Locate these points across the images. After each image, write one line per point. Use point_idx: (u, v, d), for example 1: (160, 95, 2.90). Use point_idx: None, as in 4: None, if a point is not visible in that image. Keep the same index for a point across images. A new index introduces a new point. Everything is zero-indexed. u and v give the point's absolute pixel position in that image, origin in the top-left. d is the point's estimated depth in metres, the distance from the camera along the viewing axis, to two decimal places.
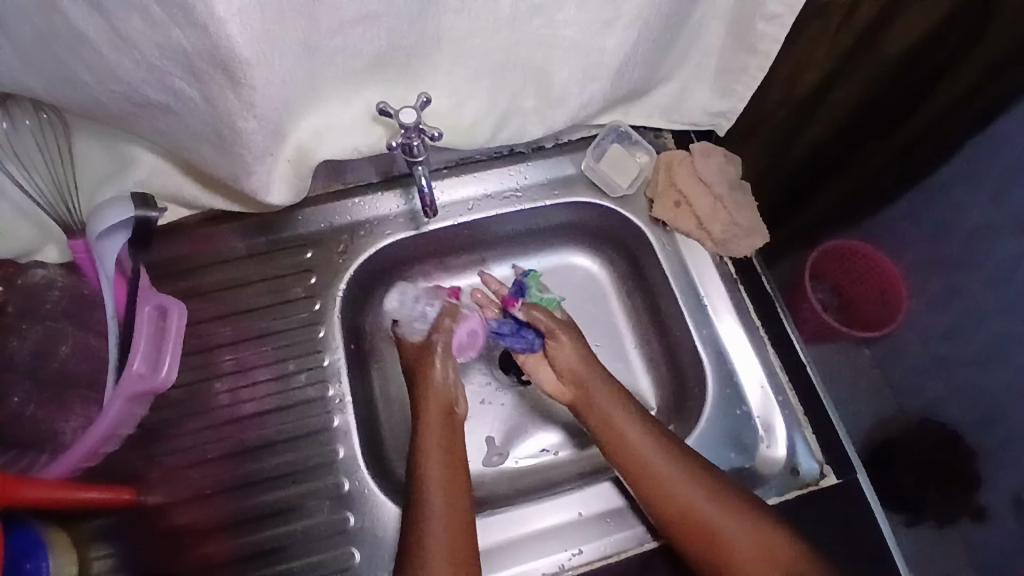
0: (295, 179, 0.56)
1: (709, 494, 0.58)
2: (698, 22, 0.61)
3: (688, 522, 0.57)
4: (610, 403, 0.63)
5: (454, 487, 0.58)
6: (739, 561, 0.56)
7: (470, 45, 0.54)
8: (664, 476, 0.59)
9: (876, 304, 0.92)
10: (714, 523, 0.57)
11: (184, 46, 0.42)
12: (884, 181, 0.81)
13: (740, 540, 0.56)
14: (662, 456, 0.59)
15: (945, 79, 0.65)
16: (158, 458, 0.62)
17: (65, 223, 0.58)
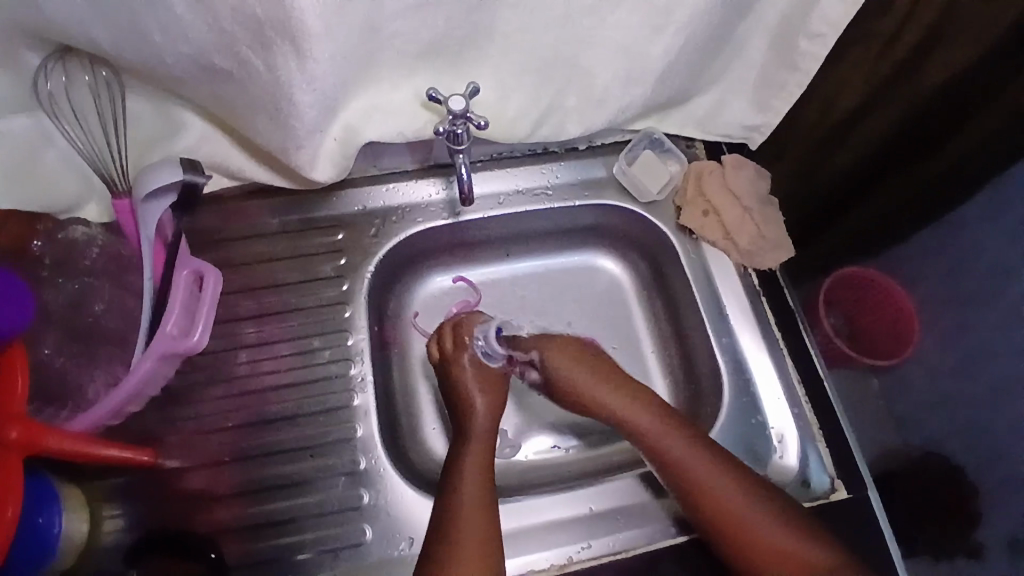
0: (340, 158, 0.57)
1: (732, 487, 0.59)
2: (742, 35, 0.63)
3: (711, 512, 0.58)
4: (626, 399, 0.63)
5: (484, 477, 0.59)
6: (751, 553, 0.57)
7: (521, 40, 0.56)
8: (704, 476, 0.59)
9: (893, 315, 0.92)
10: (752, 524, 0.57)
11: (258, 13, 0.43)
12: (900, 223, 0.83)
13: (780, 542, 0.57)
14: (699, 458, 0.60)
15: (967, 124, 0.67)
16: (177, 423, 0.63)
17: (113, 183, 0.58)
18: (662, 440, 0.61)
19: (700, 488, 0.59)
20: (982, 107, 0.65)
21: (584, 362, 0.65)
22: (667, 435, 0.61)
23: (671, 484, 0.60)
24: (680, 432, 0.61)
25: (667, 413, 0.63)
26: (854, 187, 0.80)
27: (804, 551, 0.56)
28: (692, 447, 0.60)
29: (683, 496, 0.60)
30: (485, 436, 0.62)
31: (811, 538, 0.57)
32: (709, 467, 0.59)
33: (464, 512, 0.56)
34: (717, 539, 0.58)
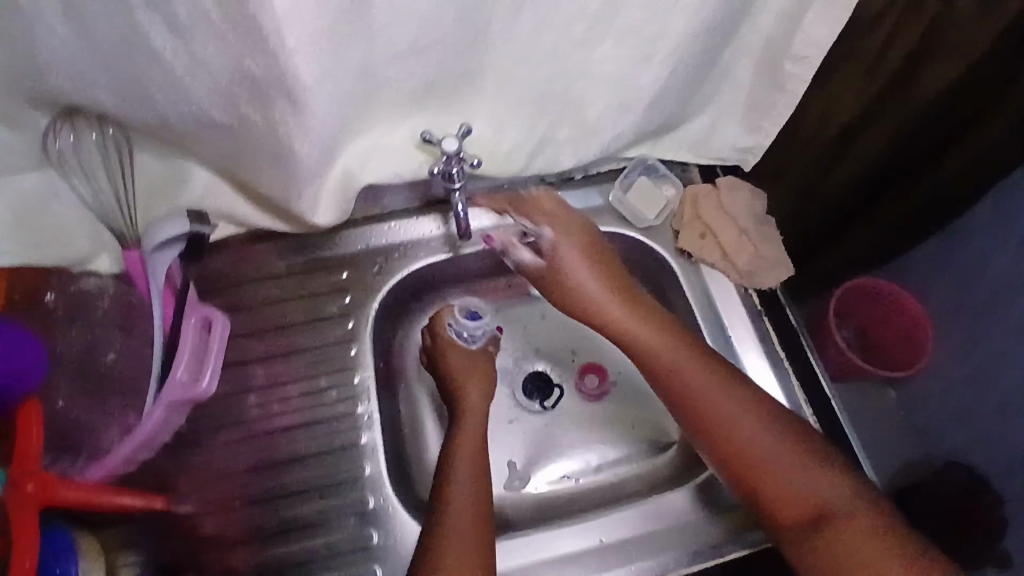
0: (341, 200, 0.59)
1: (762, 428, 0.61)
2: (729, 62, 0.64)
3: (742, 455, 0.60)
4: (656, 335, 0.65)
5: (478, 511, 0.58)
6: (783, 503, 0.58)
7: (513, 75, 0.57)
8: (734, 414, 0.61)
9: (903, 327, 0.90)
10: (785, 459, 0.59)
11: (255, 72, 0.45)
12: (905, 239, 0.82)
13: (811, 475, 0.58)
14: (732, 395, 0.62)
15: (970, 132, 0.67)
16: (189, 468, 0.64)
17: (122, 236, 0.60)
18: (693, 377, 0.63)
19: (727, 432, 0.61)
20: (982, 119, 0.65)
21: (614, 299, 0.68)
22: (697, 376, 0.63)
23: (701, 425, 0.62)
24: (714, 367, 0.63)
25: (702, 352, 0.64)
26: (855, 205, 0.79)
27: (833, 485, 0.58)
28: (722, 383, 0.62)
29: (715, 437, 0.61)
30: (475, 456, 0.63)
31: (838, 472, 0.59)
32: (740, 404, 0.62)
33: (454, 545, 0.55)
34: (748, 485, 0.60)
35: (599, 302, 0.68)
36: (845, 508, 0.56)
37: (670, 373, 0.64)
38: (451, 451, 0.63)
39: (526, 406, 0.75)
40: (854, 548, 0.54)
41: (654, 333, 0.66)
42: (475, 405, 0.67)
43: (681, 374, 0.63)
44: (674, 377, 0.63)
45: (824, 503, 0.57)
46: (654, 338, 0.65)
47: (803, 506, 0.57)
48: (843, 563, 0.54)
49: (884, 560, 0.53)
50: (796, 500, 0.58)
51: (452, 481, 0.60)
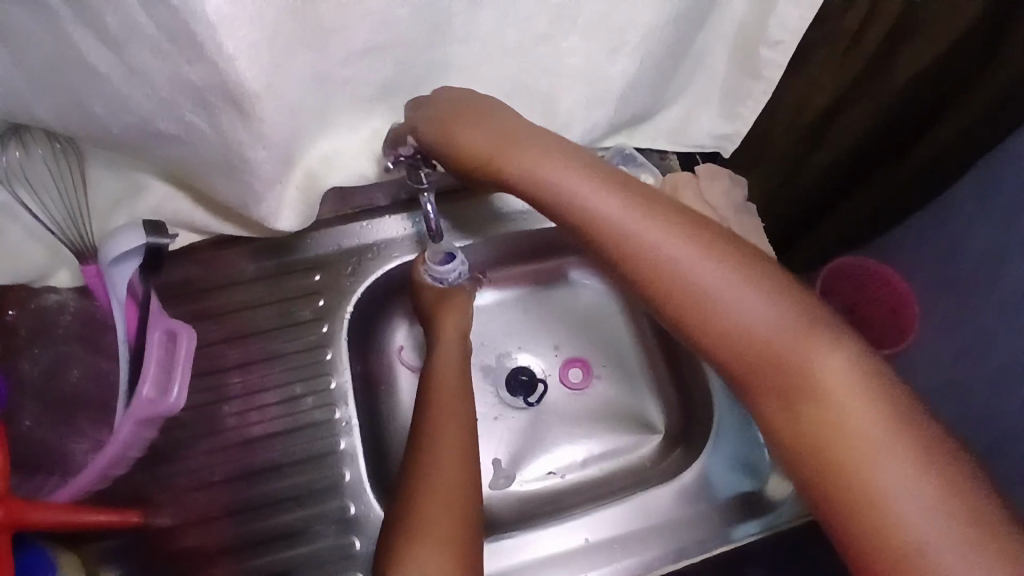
0: (303, 205, 0.57)
1: (804, 339, 0.47)
2: (702, 48, 0.62)
3: (779, 378, 0.47)
4: (656, 225, 0.49)
5: (463, 511, 0.53)
6: (841, 444, 0.44)
7: (477, 73, 0.55)
8: (728, 298, 0.48)
9: (885, 293, 0.84)
10: (793, 351, 0.47)
11: (195, 80, 0.43)
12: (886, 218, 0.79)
13: (821, 372, 0.46)
14: (725, 274, 0.48)
15: (959, 100, 0.62)
16: (164, 482, 0.62)
17: (78, 250, 0.58)
18: (670, 256, 0.48)
19: (761, 350, 0.47)
20: (959, 97, 0.62)
21: (571, 165, 0.51)
22: (709, 276, 0.48)
23: (683, 318, 0.49)
24: (698, 239, 0.49)
25: (711, 244, 0.49)
26: (836, 186, 0.77)
27: (850, 382, 0.46)
28: (710, 257, 0.48)
29: (700, 333, 0.48)
30: (455, 453, 0.56)
31: (858, 366, 0.46)
32: (733, 284, 0.48)
33: (432, 541, 0.50)
34: (793, 419, 0.47)
35: (553, 178, 0.50)
36: (864, 414, 0.44)
37: (639, 254, 0.49)
38: (432, 437, 0.57)
39: (509, 402, 0.74)
40: (870, 469, 0.43)
41: (620, 204, 0.50)
42: (449, 388, 0.61)
43: (654, 253, 0.48)
44: (646, 260, 0.49)
45: (840, 408, 0.45)
46: (622, 209, 0.49)
47: (807, 411, 0.46)
48: (854, 500, 0.43)
49: (907, 495, 0.42)
50: (802, 402, 0.46)
51: (435, 471, 0.54)
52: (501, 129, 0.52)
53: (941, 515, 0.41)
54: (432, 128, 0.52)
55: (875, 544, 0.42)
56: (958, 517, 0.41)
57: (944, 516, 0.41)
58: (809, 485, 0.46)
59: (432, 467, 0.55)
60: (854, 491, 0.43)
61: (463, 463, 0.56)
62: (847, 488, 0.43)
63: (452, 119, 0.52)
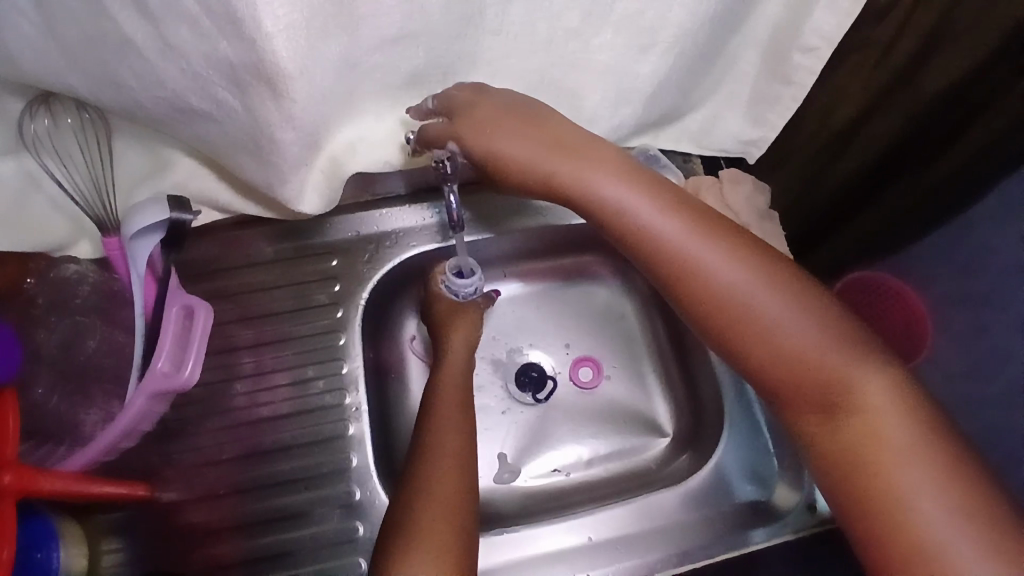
0: (327, 190, 0.57)
1: (840, 353, 0.50)
2: (733, 52, 0.62)
3: (816, 391, 0.50)
4: (708, 242, 0.53)
5: (460, 503, 0.54)
6: (875, 457, 0.47)
7: (505, 65, 0.55)
8: (775, 319, 0.51)
9: (891, 296, 0.82)
10: (834, 370, 0.50)
11: (230, 57, 0.43)
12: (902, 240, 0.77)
13: (859, 391, 0.49)
14: (774, 297, 0.51)
15: (975, 124, 0.60)
16: (174, 456, 0.63)
17: (100, 221, 0.58)
18: (723, 279, 0.52)
19: (801, 364, 0.50)
20: (981, 113, 0.59)
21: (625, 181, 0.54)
22: (753, 292, 0.52)
23: (731, 336, 0.53)
24: (750, 262, 0.52)
25: (756, 262, 0.53)
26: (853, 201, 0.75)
27: (885, 401, 0.48)
28: (758, 279, 0.52)
29: (747, 350, 0.52)
30: (453, 459, 0.56)
31: (895, 385, 0.49)
32: (781, 305, 0.51)
33: (427, 535, 0.51)
34: (829, 431, 0.50)
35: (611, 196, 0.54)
36: (897, 428, 0.47)
37: (693, 274, 0.52)
38: (433, 430, 0.58)
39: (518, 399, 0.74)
40: (899, 482, 0.46)
41: (677, 226, 0.53)
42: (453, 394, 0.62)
43: (707, 274, 0.52)
44: (699, 280, 0.52)
45: (875, 425, 0.48)
46: (680, 230, 0.53)
47: (842, 425, 0.49)
48: (884, 509, 0.46)
49: (935, 506, 0.45)
50: (839, 415, 0.49)
51: (434, 466, 0.55)
52: (551, 140, 0.54)
53: (961, 526, 0.44)
54: (470, 134, 0.54)
55: (903, 548, 0.45)
56: (976, 527, 0.44)
57: (965, 527, 0.44)
58: (838, 493, 0.49)
59: (429, 472, 0.55)
60: (881, 500, 0.46)
61: (462, 471, 0.56)
62: (874, 498, 0.47)
63: (501, 128, 0.53)
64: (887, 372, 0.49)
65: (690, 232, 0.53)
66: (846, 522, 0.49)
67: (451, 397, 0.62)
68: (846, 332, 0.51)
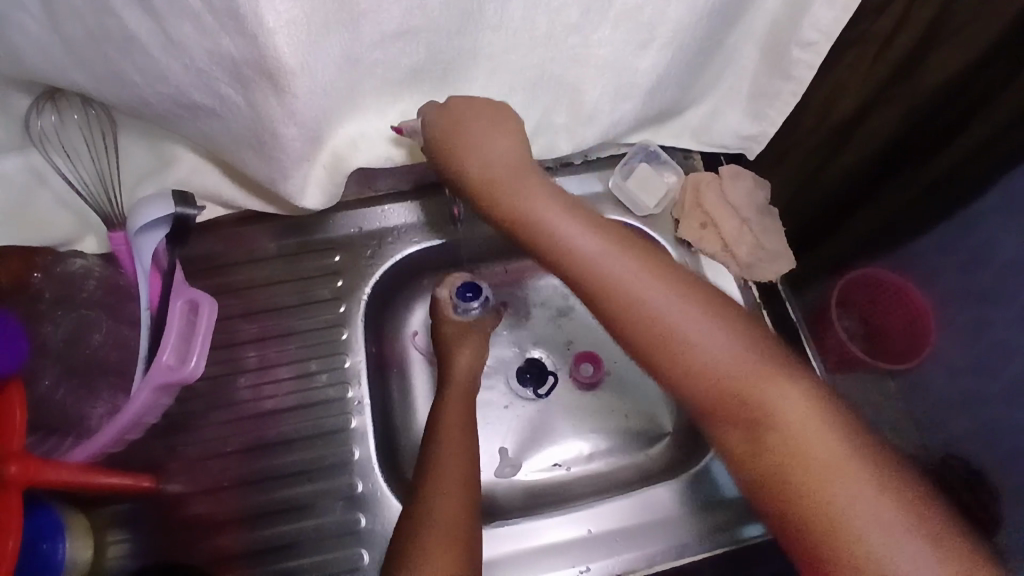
0: (330, 185, 0.58)
1: (759, 370, 0.47)
2: (732, 48, 0.62)
3: (735, 411, 0.47)
4: (620, 258, 0.50)
5: (464, 500, 0.53)
6: (807, 472, 0.43)
7: (505, 61, 0.55)
8: (702, 342, 0.48)
9: (892, 294, 0.85)
10: (764, 392, 0.46)
11: (233, 53, 0.44)
12: (903, 228, 0.78)
13: (787, 414, 0.45)
14: (701, 319, 0.48)
15: (977, 116, 0.61)
16: (179, 449, 0.64)
17: (107, 217, 0.59)
18: (651, 301, 0.49)
19: (720, 383, 0.47)
20: (982, 105, 0.60)
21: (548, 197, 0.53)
22: (664, 306, 0.49)
23: (660, 358, 0.49)
24: (672, 280, 0.50)
25: (666, 278, 0.50)
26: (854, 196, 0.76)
27: (807, 415, 0.45)
28: (673, 295, 0.49)
29: (676, 373, 0.48)
30: (461, 457, 0.57)
31: (817, 402, 0.45)
32: (704, 325, 0.48)
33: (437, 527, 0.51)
34: (755, 453, 0.46)
35: (535, 210, 0.52)
36: (828, 443, 0.44)
37: (619, 296, 0.49)
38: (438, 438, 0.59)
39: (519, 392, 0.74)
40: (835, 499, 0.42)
41: (599, 244, 0.51)
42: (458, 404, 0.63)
43: (636, 296, 0.49)
44: (626, 301, 0.49)
45: (809, 449, 0.44)
46: (604, 249, 0.51)
47: (769, 445, 0.45)
48: (823, 526, 0.42)
49: (870, 520, 0.41)
50: (764, 434, 0.45)
51: (439, 468, 0.56)
52: (498, 147, 0.54)
53: (919, 543, 0.40)
54: (439, 121, 0.54)
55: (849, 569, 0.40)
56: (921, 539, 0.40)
57: (911, 537, 0.40)
58: (772, 512, 0.45)
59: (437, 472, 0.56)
60: (818, 515, 0.42)
61: (470, 470, 0.57)
62: (812, 519, 0.42)
63: (469, 123, 0.54)
64: (810, 394, 0.46)
65: (614, 251, 0.50)
66: (788, 546, 0.44)
67: (454, 408, 0.63)
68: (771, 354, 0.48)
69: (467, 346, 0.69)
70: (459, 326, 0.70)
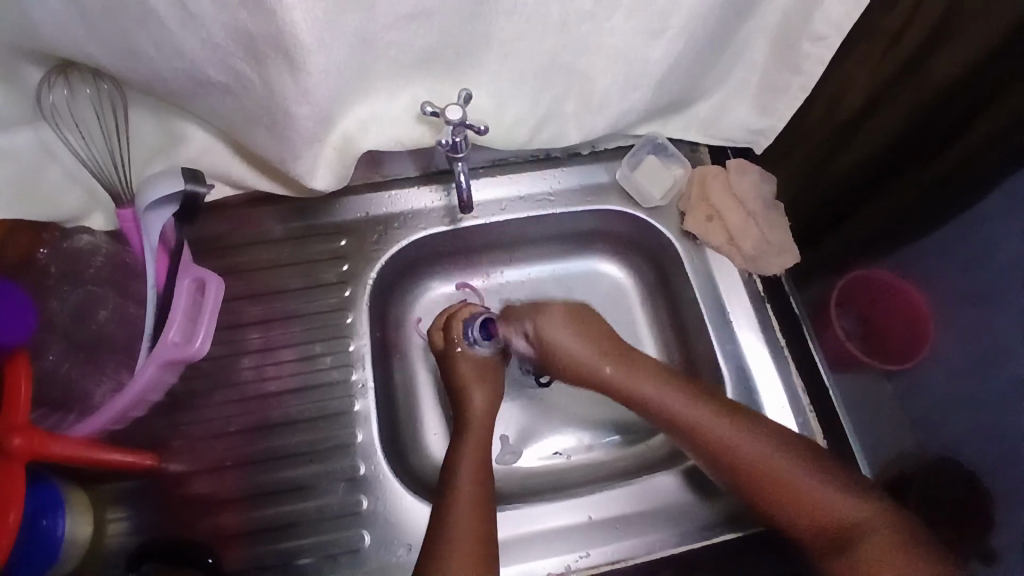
0: (339, 166, 0.58)
1: (771, 451, 0.59)
2: (743, 41, 0.62)
3: (767, 491, 0.58)
4: (639, 375, 0.64)
5: (478, 491, 0.58)
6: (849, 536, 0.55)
7: (518, 47, 0.55)
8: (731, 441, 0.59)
9: (889, 292, 0.83)
10: (782, 476, 0.58)
11: (250, 27, 0.44)
12: (907, 228, 0.78)
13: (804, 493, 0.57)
14: (728, 423, 0.60)
15: (984, 113, 0.62)
16: (181, 428, 0.64)
17: (116, 194, 0.59)
18: (689, 415, 0.61)
19: (744, 468, 0.59)
20: (989, 104, 0.61)
21: (579, 326, 0.66)
22: (680, 408, 0.62)
23: (705, 456, 0.61)
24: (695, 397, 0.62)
25: (669, 378, 0.64)
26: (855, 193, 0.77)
27: (829, 489, 0.57)
28: (691, 404, 0.61)
29: (724, 471, 0.60)
30: (474, 485, 0.59)
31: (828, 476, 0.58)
32: (715, 425, 0.60)
33: (459, 526, 0.56)
34: (784, 517, 0.58)
35: (573, 349, 0.65)
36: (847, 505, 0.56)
37: (642, 400, 0.64)
38: (453, 466, 0.60)
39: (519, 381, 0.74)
40: (860, 548, 0.55)
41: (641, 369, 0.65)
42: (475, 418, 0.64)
43: (674, 410, 0.62)
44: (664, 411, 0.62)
45: (833, 509, 0.57)
46: (618, 364, 0.65)
47: (799, 514, 0.57)
48: None
49: None
50: (793, 506, 0.58)
51: (457, 498, 0.57)
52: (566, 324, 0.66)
53: None
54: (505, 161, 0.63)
55: None
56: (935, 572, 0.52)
57: None
58: None
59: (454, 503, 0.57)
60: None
61: (485, 501, 0.58)
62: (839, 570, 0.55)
63: (548, 322, 0.66)
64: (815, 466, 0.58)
65: (634, 369, 0.64)
66: None
67: (473, 433, 0.63)
68: (786, 444, 0.59)
69: (478, 365, 0.67)
70: (476, 366, 0.67)
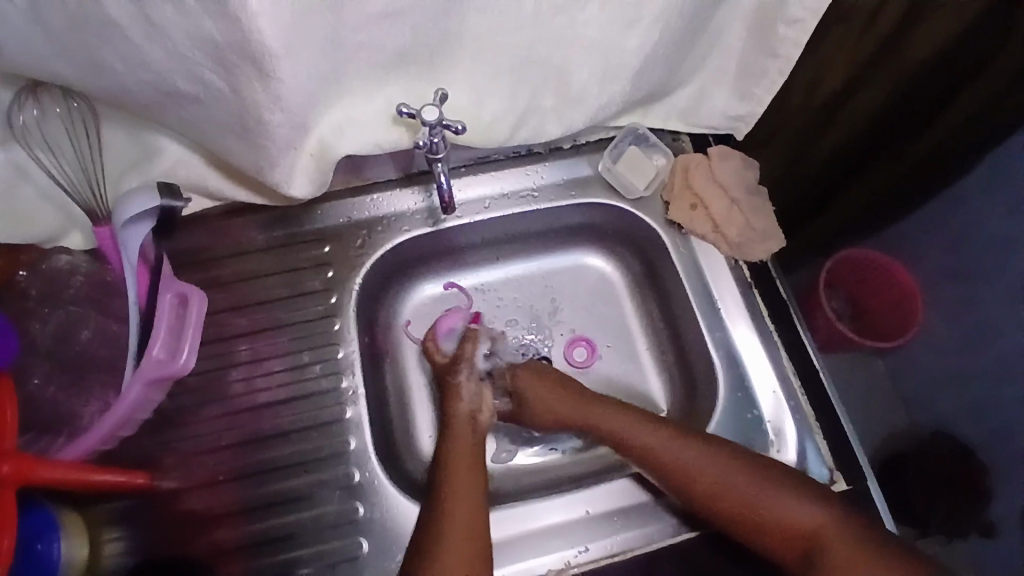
0: (317, 171, 0.57)
1: (724, 466, 0.59)
2: (717, 28, 0.62)
3: (724, 502, 0.59)
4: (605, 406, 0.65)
5: (473, 515, 0.57)
6: (810, 540, 0.56)
7: (492, 43, 0.55)
8: (695, 464, 0.60)
9: (880, 272, 0.86)
10: (749, 495, 0.58)
11: (216, 36, 0.43)
12: (895, 201, 0.79)
13: (775, 508, 0.57)
14: (691, 452, 0.60)
15: (971, 85, 0.63)
16: (172, 444, 0.63)
17: (91, 210, 0.58)
18: (658, 441, 0.61)
19: (700, 486, 0.59)
20: (977, 75, 0.62)
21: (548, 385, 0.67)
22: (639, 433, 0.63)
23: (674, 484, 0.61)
24: (658, 425, 0.63)
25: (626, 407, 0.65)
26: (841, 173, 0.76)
27: (783, 503, 0.57)
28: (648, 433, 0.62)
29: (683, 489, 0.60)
30: (465, 513, 0.57)
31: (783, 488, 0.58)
32: (667, 444, 0.61)
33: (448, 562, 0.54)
34: (741, 527, 0.58)
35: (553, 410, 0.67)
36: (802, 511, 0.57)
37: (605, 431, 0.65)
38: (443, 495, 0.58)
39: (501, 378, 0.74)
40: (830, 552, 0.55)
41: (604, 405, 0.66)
42: (462, 438, 0.62)
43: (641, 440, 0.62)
44: (639, 448, 0.62)
45: (792, 520, 0.57)
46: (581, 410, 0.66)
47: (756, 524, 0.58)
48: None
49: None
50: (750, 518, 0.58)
51: (445, 529, 0.55)
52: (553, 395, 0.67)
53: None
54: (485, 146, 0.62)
55: None
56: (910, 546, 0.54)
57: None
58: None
59: (444, 538, 0.55)
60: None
61: (478, 531, 0.56)
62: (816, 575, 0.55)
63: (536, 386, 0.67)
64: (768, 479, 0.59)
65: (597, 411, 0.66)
66: None
67: (463, 455, 0.61)
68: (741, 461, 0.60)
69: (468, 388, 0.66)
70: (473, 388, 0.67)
